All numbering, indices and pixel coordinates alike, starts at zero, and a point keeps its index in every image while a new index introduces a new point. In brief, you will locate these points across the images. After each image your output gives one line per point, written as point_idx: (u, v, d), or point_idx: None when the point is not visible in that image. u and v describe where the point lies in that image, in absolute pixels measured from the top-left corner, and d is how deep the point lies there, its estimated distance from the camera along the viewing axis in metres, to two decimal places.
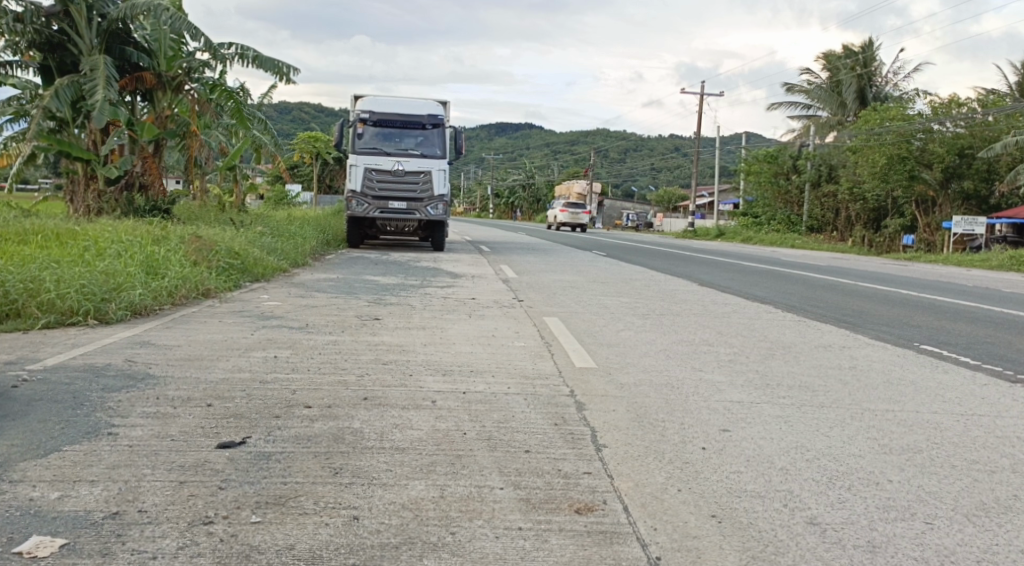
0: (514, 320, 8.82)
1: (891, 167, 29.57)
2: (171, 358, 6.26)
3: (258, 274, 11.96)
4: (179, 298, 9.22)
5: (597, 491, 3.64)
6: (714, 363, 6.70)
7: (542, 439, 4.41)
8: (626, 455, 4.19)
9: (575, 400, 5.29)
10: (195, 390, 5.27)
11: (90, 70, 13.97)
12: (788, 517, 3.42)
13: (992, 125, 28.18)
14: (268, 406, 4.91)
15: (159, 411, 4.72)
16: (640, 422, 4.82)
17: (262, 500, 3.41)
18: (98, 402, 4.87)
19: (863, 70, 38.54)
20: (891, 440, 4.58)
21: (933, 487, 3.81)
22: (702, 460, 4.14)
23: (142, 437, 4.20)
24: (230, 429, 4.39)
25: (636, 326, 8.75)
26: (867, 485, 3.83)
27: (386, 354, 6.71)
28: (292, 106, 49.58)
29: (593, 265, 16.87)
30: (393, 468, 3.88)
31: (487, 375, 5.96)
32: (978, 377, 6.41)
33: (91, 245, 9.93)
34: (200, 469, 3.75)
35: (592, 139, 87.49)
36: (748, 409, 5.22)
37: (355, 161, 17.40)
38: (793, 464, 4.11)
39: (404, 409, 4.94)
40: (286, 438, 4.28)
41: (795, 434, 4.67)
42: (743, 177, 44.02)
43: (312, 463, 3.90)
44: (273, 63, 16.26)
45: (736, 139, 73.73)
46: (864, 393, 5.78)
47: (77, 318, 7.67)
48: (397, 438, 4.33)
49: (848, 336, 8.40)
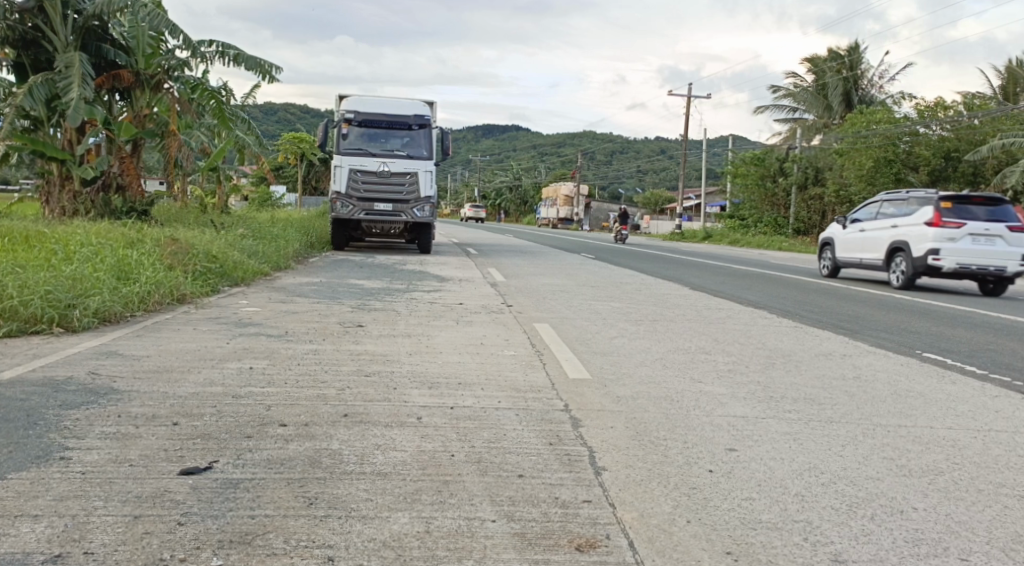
0: (503, 327, 8.46)
1: (878, 170, 29.38)
2: (139, 370, 5.88)
3: (237, 278, 11.57)
4: (153, 304, 8.84)
5: (599, 524, 3.31)
6: (713, 374, 6.39)
7: (537, 461, 4.06)
8: (628, 480, 3.85)
9: (570, 417, 4.94)
10: (162, 407, 4.90)
11: (65, 67, 13.44)
12: (810, 554, 3.10)
13: (978, 129, 28.72)
14: (239, 426, 4.54)
15: (119, 431, 4.35)
16: (641, 441, 4.49)
17: (226, 539, 3.05)
18: (53, 422, 4.50)
19: (849, 73, 38.47)
20: (909, 460, 4.28)
21: (963, 516, 3.51)
22: (710, 485, 3.81)
23: (97, 462, 3.84)
24: (197, 452, 4.03)
25: (629, 333, 8.42)
26: (890, 514, 3.51)
27: (369, 364, 6.35)
28: (277, 106, 49.11)
29: (584, 268, 16.53)
30: (374, 497, 3.52)
31: (476, 389, 5.60)
32: (988, 388, 6.12)
33: (60, 248, 9.51)
34: (159, 500, 3.40)
35: (578, 144, 87.38)
36: (754, 425, 4.89)
37: (340, 161, 17.01)
38: (808, 489, 3.79)
39: (387, 427, 4.59)
40: (257, 462, 3.92)
41: (807, 453, 4.35)
42: (729, 180, 43.88)
43: (285, 492, 3.54)
44: (256, 61, 15.87)
45: (723, 143, 73.88)
46: (873, 407, 5.47)
47: (41, 326, 7.28)
48: (379, 462, 3.97)
49: (849, 345, 8.09)
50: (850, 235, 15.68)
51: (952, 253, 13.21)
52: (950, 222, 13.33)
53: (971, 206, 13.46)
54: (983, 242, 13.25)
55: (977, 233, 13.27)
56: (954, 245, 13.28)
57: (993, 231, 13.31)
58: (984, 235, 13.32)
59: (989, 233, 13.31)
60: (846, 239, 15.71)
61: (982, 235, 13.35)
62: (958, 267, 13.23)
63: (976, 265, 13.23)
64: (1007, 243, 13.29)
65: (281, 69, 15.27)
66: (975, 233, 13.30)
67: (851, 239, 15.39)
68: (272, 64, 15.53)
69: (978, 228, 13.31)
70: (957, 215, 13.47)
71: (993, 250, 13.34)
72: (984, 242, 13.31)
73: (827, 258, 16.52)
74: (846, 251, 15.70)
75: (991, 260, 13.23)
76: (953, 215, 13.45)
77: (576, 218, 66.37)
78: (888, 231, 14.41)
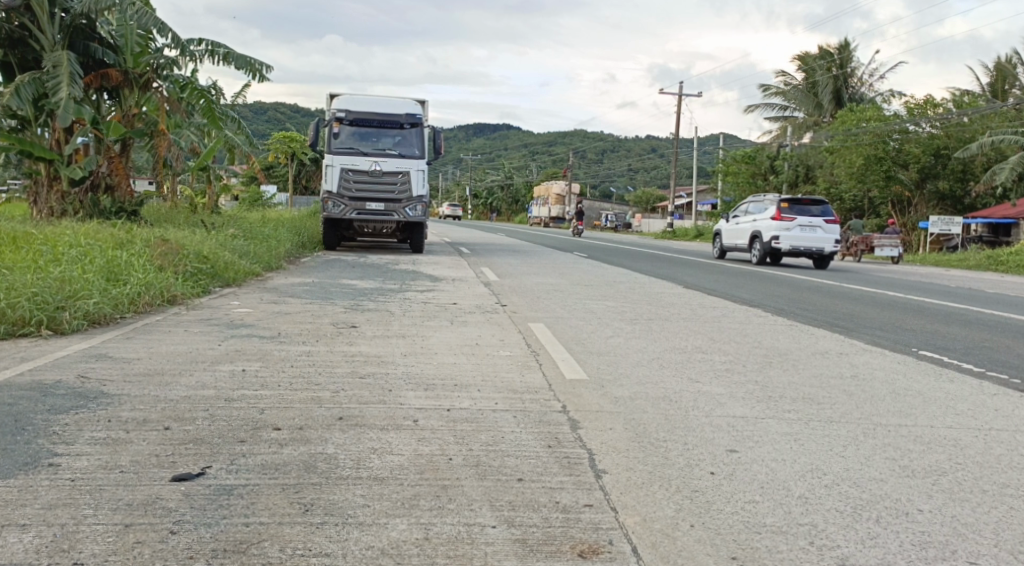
0: (498, 327, 8.40)
1: (869, 168, 29.40)
2: (129, 373, 5.80)
3: (229, 278, 11.47)
4: (143, 306, 8.73)
5: (601, 529, 3.25)
6: (711, 374, 6.33)
7: (536, 465, 3.99)
8: (628, 483, 3.79)
9: (568, 418, 4.88)
10: (153, 411, 4.81)
11: (53, 66, 13.29)
12: (816, 558, 3.05)
13: (968, 126, 28.61)
14: (232, 429, 4.46)
15: (110, 436, 4.27)
16: (640, 443, 4.42)
17: (219, 548, 2.97)
18: (42, 427, 4.42)
19: (838, 72, 38.36)
20: (911, 461, 4.23)
21: (969, 518, 3.46)
22: (713, 488, 3.75)
23: (87, 468, 3.76)
24: (189, 458, 3.95)
25: (625, 333, 8.36)
26: (895, 516, 3.46)
27: (363, 366, 6.26)
28: (268, 106, 48.88)
29: (576, 267, 16.51)
30: (371, 503, 3.45)
31: (472, 390, 5.53)
32: (986, 386, 6.09)
33: (48, 249, 9.40)
34: (150, 508, 3.32)
35: (569, 143, 87.39)
36: (754, 425, 4.84)
37: (331, 161, 16.91)
38: (812, 491, 3.73)
39: (384, 431, 4.51)
40: (250, 467, 3.84)
41: (809, 454, 4.29)
42: (720, 177, 43.94)
43: (280, 499, 3.46)
44: (245, 60, 15.76)
45: (713, 141, 74.01)
46: (872, 406, 5.43)
47: (29, 328, 7.18)
48: (375, 466, 3.90)
49: (845, 343, 8.05)
50: (732, 226, 20.64)
51: (786, 237, 18.16)
52: (787, 215, 18.32)
53: (804, 204, 18.44)
54: (809, 230, 18.26)
55: (806, 223, 18.24)
56: (790, 233, 18.25)
57: (816, 224, 18.32)
58: (810, 226, 18.31)
59: (814, 225, 18.31)
60: (729, 230, 20.63)
61: (809, 225, 18.37)
62: (792, 247, 18.20)
63: (805, 246, 18.15)
64: (826, 231, 18.30)
65: (271, 68, 15.15)
66: (804, 224, 18.29)
67: (728, 229, 20.40)
68: (262, 63, 15.42)
69: (806, 221, 18.29)
70: (792, 211, 18.49)
71: (816, 237, 18.36)
72: (810, 231, 18.30)
73: (719, 246, 21.40)
74: (729, 239, 20.61)
75: (814, 244, 18.22)
76: (790, 211, 18.45)
77: (568, 216, 66.36)
78: (750, 224, 19.30)
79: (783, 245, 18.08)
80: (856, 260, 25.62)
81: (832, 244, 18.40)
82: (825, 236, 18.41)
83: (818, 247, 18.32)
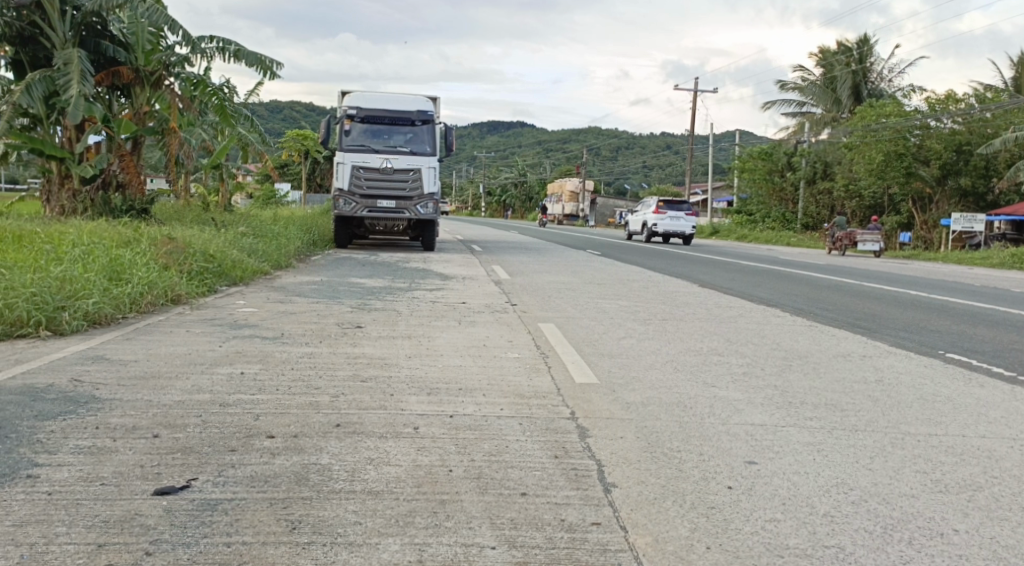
0: (507, 328, 8.18)
1: (889, 164, 28.89)
2: (125, 376, 5.60)
3: (236, 277, 11.31)
4: (146, 305, 8.55)
5: (608, 551, 3.02)
6: (728, 378, 6.05)
7: (542, 477, 3.76)
8: (640, 498, 3.54)
9: (577, 426, 4.64)
10: (144, 417, 4.61)
11: (63, 64, 13.17)
12: None
13: (991, 122, 28.04)
14: (223, 437, 4.25)
15: (95, 445, 4.06)
16: (652, 453, 4.17)
17: None
18: (25, 435, 4.21)
19: (858, 66, 37.66)
20: (943, 475, 3.95)
21: (1010, 540, 3.19)
22: (730, 504, 3.50)
23: (67, 480, 3.56)
24: (175, 469, 3.74)
25: (638, 334, 8.10)
26: (929, 536, 3.21)
27: (366, 369, 6.04)
28: (283, 105, 48.82)
29: (589, 265, 16.24)
30: (363, 520, 3.22)
31: (477, 395, 5.30)
32: (1019, 392, 5.79)
33: (51, 248, 9.24)
34: (127, 525, 3.11)
35: (584, 139, 86.98)
36: (774, 434, 4.58)
37: (342, 159, 16.73)
38: (837, 509, 3.47)
39: (382, 439, 4.28)
40: (239, 480, 3.62)
41: (833, 467, 4.03)
42: (736, 175, 43.59)
43: (266, 515, 3.24)
44: (256, 56, 15.59)
45: (730, 137, 73.49)
46: (899, 413, 5.15)
47: (27, 329, 7.01)
48: (370, 479, 3.67)
49: (867, 344, 7.78)
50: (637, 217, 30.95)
51: (659, 225, 28.28)
52: (661, 211, 28.53)
53: (674, 204, 28.45)
54: (676, 220, 28.29)
55: (673, 215, 28.18)
56: (663, 221, 28.46)
57: (679, 216, 28.28)
58: (676, 218, 28.37)
59: (679, 217, 28.31)
60: (635, 220, 30.92)
61: (677, 217, 28.32)
62: (664, 230, 28.37)
63: (673, 229, 28.08)
64: (687, 220, 28.23)
65: (282, 65, 14.98)
66: (672, 216, 28.30)
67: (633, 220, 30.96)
68: (273, 60, 15.23)
69: (674, 214, 28.41)
70: (666, 209, 28.64)
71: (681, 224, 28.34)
72: (677, 220, 28.29)
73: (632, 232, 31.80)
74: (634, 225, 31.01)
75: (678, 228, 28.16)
76: (665, 208, 28.60)
77: (582, 213, 66.13)
78: (642, 217, 29.63)
79: (657, 230, 28.18)
80: (840, 254, 26.86)
81: (690, 228, 28.33)
82: (688, 223, 28.23)
83: (683, 231, 28.00)
